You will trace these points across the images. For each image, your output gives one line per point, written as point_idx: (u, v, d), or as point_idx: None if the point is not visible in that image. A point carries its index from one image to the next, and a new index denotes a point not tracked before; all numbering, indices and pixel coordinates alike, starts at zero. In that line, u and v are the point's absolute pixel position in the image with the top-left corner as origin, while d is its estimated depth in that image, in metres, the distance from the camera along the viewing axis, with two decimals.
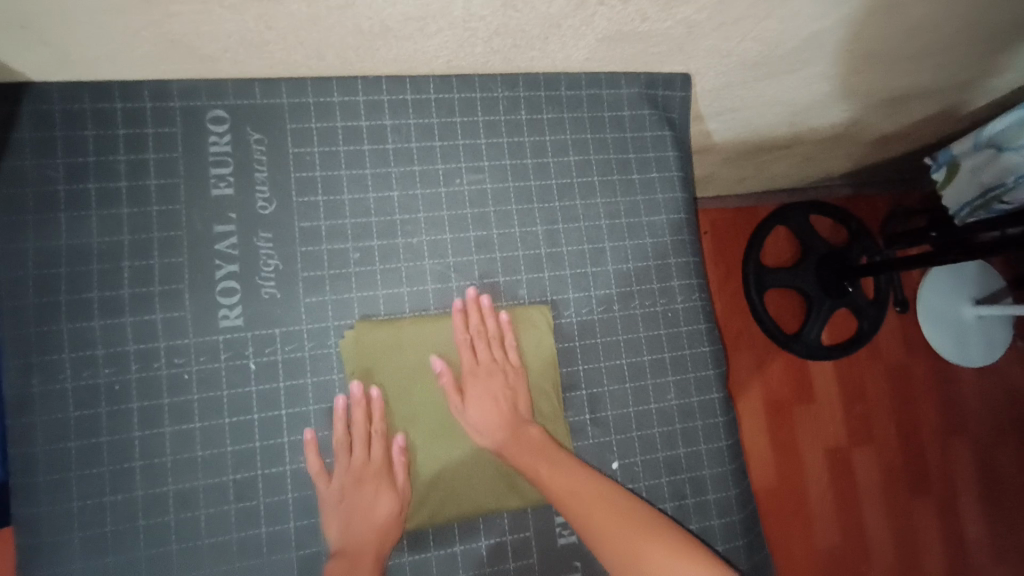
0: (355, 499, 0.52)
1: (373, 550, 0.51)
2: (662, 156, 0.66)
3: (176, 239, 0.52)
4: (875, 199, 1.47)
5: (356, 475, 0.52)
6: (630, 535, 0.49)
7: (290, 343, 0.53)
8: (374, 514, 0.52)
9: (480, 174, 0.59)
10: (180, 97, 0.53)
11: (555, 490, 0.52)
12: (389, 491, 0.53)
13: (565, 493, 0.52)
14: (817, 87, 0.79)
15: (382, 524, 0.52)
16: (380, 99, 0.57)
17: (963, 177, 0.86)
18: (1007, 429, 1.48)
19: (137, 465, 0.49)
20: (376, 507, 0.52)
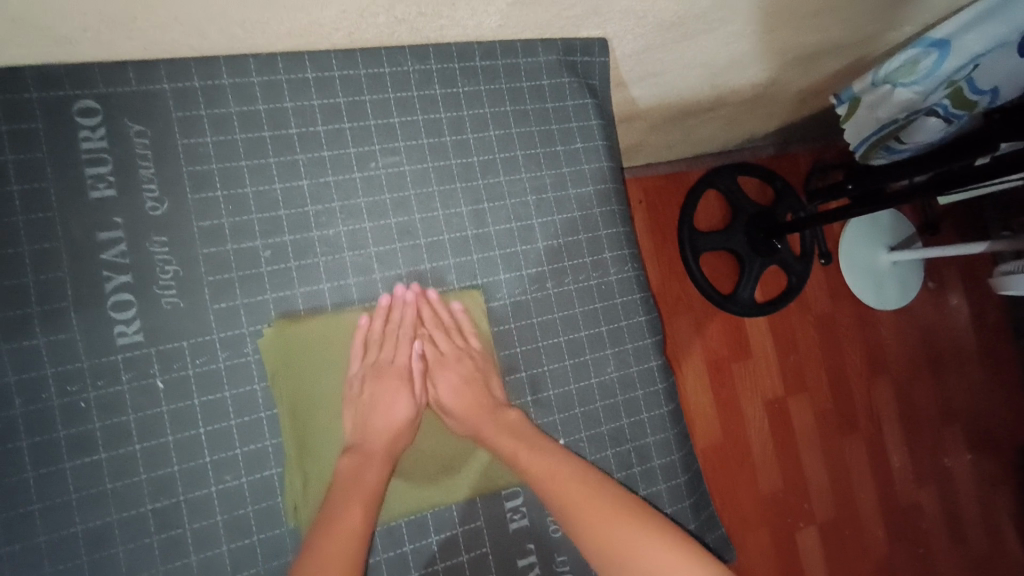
0: (376, 396, 0.54)
1: (388, 445, 0.53)
2: (586, 125, 0.64)
3: (52, 251, 0.46)
4: (797, 155, 1.53)
5: (379, 377, 0.55)
6: (601, 514, 0.49)
7: (200, 356, 0.48)
8: (390, 416, 0.54)
9: (396, 156, 0.56)
10: (37, 85, 0.46)
11: (535, 468, 0.52)
12: (409, 395, 0.56)
13: (535, 471, 0.52)
14: (734, 47, 0.79)
15: (398, 422, 0.54)
16: (276, 80, 0.52)
17: (862, 117, 0.94)
18: (923, 362, 1.61)
19: (34, 508, 0.44)
20: (393, 408, 0.54)
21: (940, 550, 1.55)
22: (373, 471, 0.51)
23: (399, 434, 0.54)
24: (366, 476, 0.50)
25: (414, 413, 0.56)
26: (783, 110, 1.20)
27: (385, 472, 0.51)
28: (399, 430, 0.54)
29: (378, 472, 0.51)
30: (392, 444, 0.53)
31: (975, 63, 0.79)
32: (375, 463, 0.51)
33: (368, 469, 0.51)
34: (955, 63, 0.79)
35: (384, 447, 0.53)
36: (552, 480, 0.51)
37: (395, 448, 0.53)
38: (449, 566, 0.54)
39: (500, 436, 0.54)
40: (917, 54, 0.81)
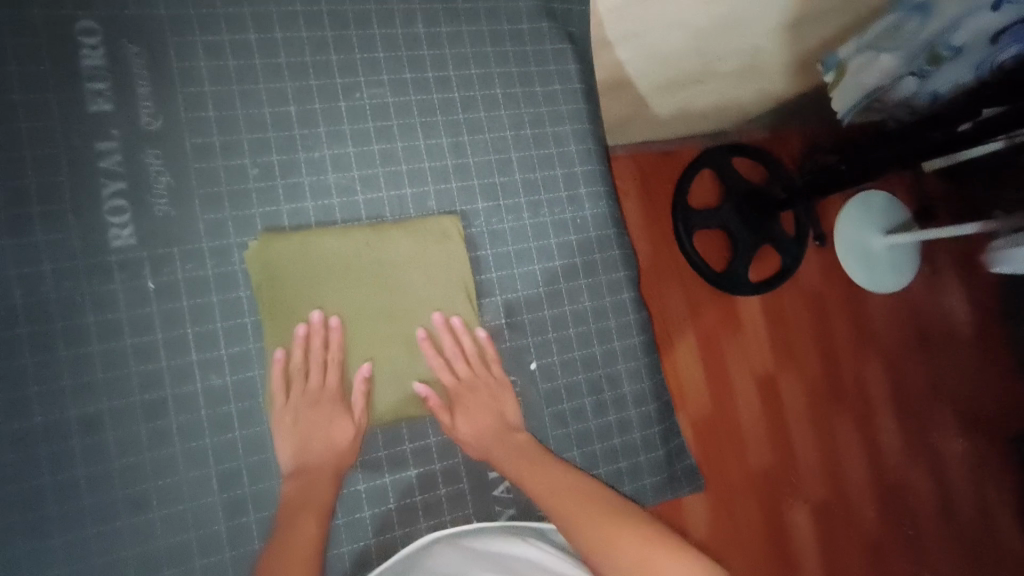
0: (315, 419, 0.53)
1: (333, 466, 0.52)
2: (564, 67, 0.66)
3: (54, 158, 0.49)
4: (790, 137, 1.56)
5: (313, 401, 0.53)
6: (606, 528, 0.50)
7: (189, 262, 0.52)
8: (331, 441, 0.53)
9: (381, 88, 0.59)
10: (44, 8, 0.50)
11: (543, 491, 0.53)
12: (347, 417, 0.54)
13: (549, 496, 0.53)
14: (716, 5, 0.81)
15: (339, 446, 0.53)
16: (267, 12, 0.55)
17: (847, 84, 0.96)
18: (915, 343, 1.62)
19: (30, 392, 0.47)
20: (333, 433, 0.53)
21: (929, 530, 1.55)
22: (321, 491, 0.50)
23: (343, 453, 0.53)
24: (312, 493, 0.50)
25: (354, 437, 0.54)
26: (774, 84, 1.22)
27: (331, 491, 0.51)
28: (346, 453, 0.53)
29: (326, 491, 0.51)
30: (338, 463, 0.53)
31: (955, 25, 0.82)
32: (321, 483, 0.51)
33: (316, 489, 0.50)
34: (937, 25, 0.83)
35: (327, 466, 0.52)
36: (560, 500, 0.52)
37: (342, 468, 0.53)
38: (423, 472, 0.56)
39: (516, 459, 0.55)
40: (900, 18, 0.86)
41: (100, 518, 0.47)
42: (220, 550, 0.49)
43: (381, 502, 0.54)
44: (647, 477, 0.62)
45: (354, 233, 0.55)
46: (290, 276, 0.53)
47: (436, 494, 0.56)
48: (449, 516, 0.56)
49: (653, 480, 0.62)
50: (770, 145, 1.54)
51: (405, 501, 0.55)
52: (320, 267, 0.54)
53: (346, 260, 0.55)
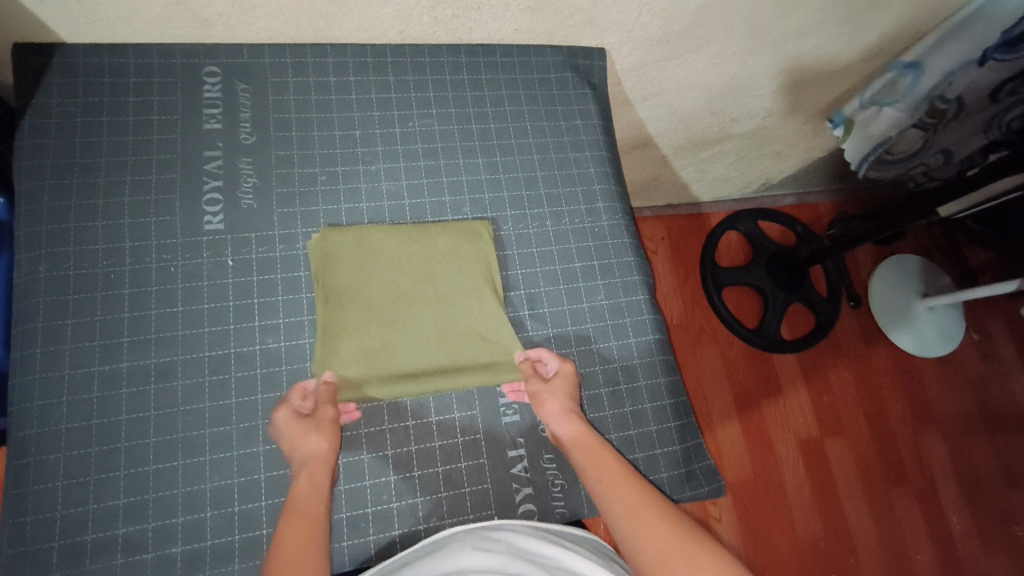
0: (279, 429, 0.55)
1: (304, 458, 0.54)
2: (585, 109, 0.78)
3: (171, 161, 0.62)
4: (817, 204, 1.61)
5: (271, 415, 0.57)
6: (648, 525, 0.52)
7: (263, 245, 0.61)
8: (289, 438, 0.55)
9: (429, 119, 0.71)
10: (182, 56, 0.65)
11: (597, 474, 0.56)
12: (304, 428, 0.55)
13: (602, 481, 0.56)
14: (723, 71, 0.93)
15: (299, 440, 0.55)
16: (346, 61, 0.70)
17: (857, 134, 1.07)
18: (978, 422, 1.49)
19: (124, 340, 0.56)
20: (288, 433, 0.55)
21: None
22: (301, 485, 0.53)
23: (307, 444, 0.55)
24: (295, 489, 0.53)
25: (311, 425, 0.55)
26: (792, 149, 1.30)
27: (313, 482, 0.53)
28: (308, 444, 0.54)
29: (305, 483, 0.53)
30: (307, 453, 0.54)
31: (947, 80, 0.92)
32: (297, 479, 0.53)
33: (297, 485, 0.53)
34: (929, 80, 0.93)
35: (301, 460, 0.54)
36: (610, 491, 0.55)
37: (312, 456, 0.54)
38: (446, 444, 0.60)
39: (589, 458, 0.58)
40: (895, 75, 0.95)
41: (164, 455, 0.54)
42: (258, 498, 0.54)
43: (405, 468, 0.58)
44: (664, 470, 0.64)
45: (400, 229, 0.64)
46: (342, 260, 0.61)
47: (457, 466, 0.60)
48: (468, 489, 0.59)
49: (670, 474, 0.64)
50: (797, 212, 1.59)
51: (427, 470, 0.59)
52: (370, 253, 0.62)
53: (397, 253, 0.63)
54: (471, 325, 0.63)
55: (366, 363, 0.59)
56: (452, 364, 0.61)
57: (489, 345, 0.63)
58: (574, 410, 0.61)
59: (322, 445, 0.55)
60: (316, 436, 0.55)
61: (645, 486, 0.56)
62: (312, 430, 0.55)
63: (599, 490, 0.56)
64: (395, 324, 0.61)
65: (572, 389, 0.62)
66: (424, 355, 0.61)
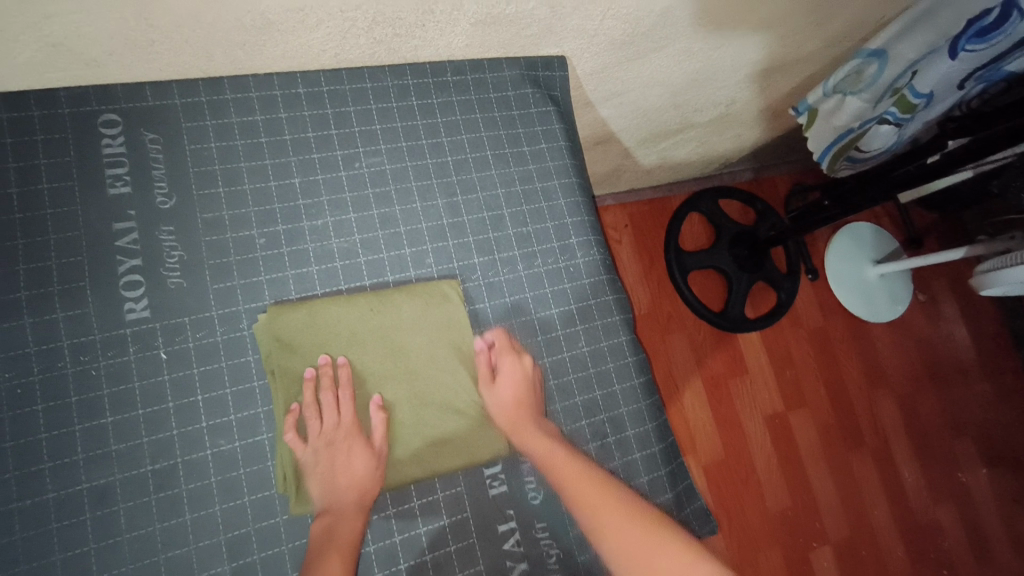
0: (334, 454, 0.53)
1: (356, 503, 0.53)
2: (549, 129, 0.71)
3: (74, 240, 0.52)
4: (775, 177, 1.59)
5: (332, 438, 0.53)
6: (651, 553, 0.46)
7: (201, 330, 0.54)
8: (353, 477, 0.53)
9: (378, 157, 0.63)
10: (69, 103, 0.54)
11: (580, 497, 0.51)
12: (361, 456, 0.53)
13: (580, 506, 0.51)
14: (687, 67, 0.87)
15: (361, 481, 0.53)
16: (272, 94, 0.60)
17: (820, 124, 1.08)
18: (925, 378, 1.58)
19: (46, 466, 0.48)
20: (353, 466, 0.53)
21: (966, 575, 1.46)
22: (346, 530, 0.51)
23: (365, 488, 0.53)
24: (339, 537, 0.51)
25: (376, 469, 0.54)
26: (753, 132, 1.27)
27: (356, 529, 0.52)
28: (369, 489, 0.53)
29: (352, 530, 0.51)
30: (360, 493, 0.53)
31: (912, 71, 0.90)
32: (342, 524, 0.51)
33: (340, 525, 0.51)
34: (893, 70, 0.92)
35: (352, 504, 0.53)
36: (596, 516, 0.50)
37: (365, 499, 0.53)
38: (430, 529, 0.56)
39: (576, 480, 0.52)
40: (861, 63, 0.95)
41: None
42: None
43: (391, 563, 0.54)
44: None
45: (359, 300, 0.57)
46: (299, 347, 0.55)
47: (447, 551, 0.56)
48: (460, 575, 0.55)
49: None
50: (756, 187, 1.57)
51: (416, 561, 0.55)
52: (327, 333, 0.55)
53: (356, 323, 0.56)
54: (443, 395, 0.58)
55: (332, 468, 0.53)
56: (429, 444, 0.56)
57: (466, 415, 0.58)
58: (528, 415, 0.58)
59: (375, 488, 0.54)
60: (374, 480, 0.54)
61: (613, 486, 0.52)
62: (372, 471, 0.54)
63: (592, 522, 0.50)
64: (363, 407, 0.56)
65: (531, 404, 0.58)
66: (409, 445, 0.56)
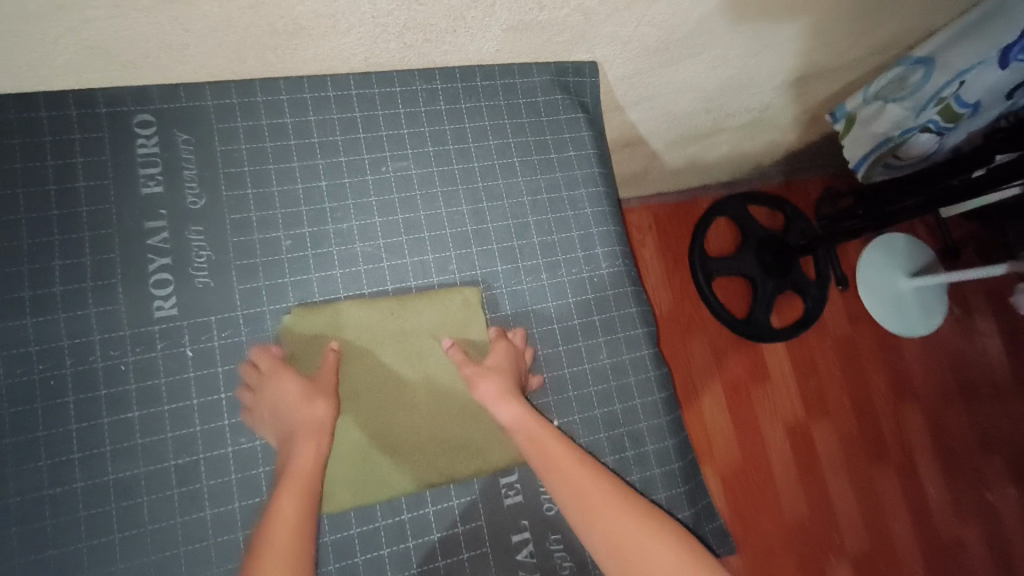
0: (271, 398, 0.53)
1: (309, 429, 0.52)
2: (578, 136, 0.70)
3: (107, 237, 0.54)
4: (808, 183, 1.55)
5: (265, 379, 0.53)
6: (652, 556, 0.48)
7: (226, 329, 0.55)
8: (296, 404, 0.52)
9: (405, 161, 0.63)
10: (106, 103, 0.55)
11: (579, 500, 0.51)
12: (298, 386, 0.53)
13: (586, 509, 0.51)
14: (721, 73, 0.85)
15: (302, 408, 0.52)
16: (302, 97, 0.60)
17: (859, 131, 1.02)
18: (958, 396, 1.52)
19: (75, 456, 0.50)
20: (285, 390, 0.53)
21: None
22: (303, 458, 0.50)
23: (310, 411, 0.52)
24: (291, 468, 0.50)
25: (318, 397, 0.53)
26: (786, 138, 1.24)
27: (311, 457, 0.51)
28: (316, 412, 0.52)
29: (309, 457, 0.51)
30: (309, 418, 0.52)
31: (960, 80, 0.86)
32: (293, 454, 0.51)
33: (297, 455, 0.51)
34: (941, 78, 0.88)
35: (302, 435, 0.51)
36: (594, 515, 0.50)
37: (317, 424, 0.52)
38: (445, 536, 0.56)
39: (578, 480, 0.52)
40: (904, 70, 0.91)
41: None
42: None
43: (403, 566, 0.54)
44: None
45: (380, 303, 0.58)
46: (317, 348, 0.56)
47: (459, 558, 0.56)
48: None
49: None
50: (787, 192, 1.53)
51: (428, 566, 0.55)
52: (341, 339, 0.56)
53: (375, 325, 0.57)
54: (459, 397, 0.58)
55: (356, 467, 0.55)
56: (444, 447, 0.57)
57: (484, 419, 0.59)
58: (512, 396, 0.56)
59: (326, 415, 0.52)
60: (325, 407, 0.52)
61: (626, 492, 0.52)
62: (318, 397, 0.53)
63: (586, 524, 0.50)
64: (306, 345, 0.56)
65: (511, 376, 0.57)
66: (421, 439, 0.57)
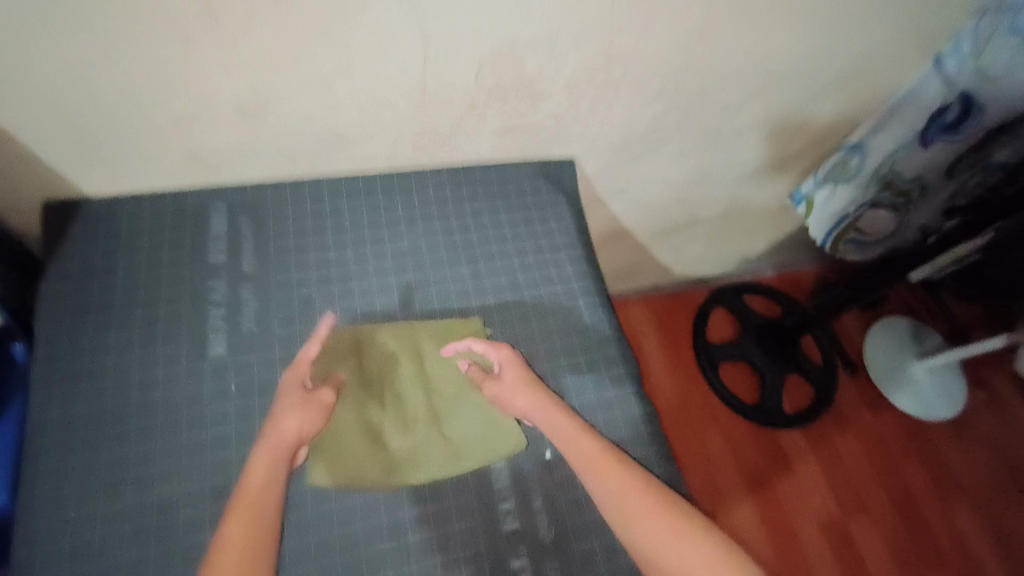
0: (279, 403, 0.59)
1: (280, 444, 0.56)
2: (559, 212, 0.83)
3: (179, 294, 0.67)
4: (798, 273, 1.65)
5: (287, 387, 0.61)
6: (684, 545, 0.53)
7: (265, 367, 0.65)
8: (276, 420, 0.57)
9: (417, 235, 0.77)
10: (191, 196, 0.72)
11: (614, 497, 0.56)
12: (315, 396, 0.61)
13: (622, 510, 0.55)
14: (682, 168, 1.02)
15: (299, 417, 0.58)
16: (339, 188, 0.77)
17: (819, 211, 1.15)
18: (1000, 480, 1.44)
19: (129, 475, 0.58)
20: (287, 400, 0.60)
21: None
22: (255, 472, 0.53)
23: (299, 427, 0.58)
24: (244, 481, 0.52)
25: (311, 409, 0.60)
26: (763, 228, 1.38)
27: (266, 472, 0.53)
28: (287, 430, 0.57)
29: (259, 471, 0.53)
30: (275, 436, 0.56)
31: (891, 159, 1.02)
32: (252, 465, 0.53)
33: (251, 469, 0.53)
34: (874, 159, 1.03)
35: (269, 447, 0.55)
36: (630, 514, 0.55)
37: (280, 443, 0.56)
38: (446, 560, 0.58)
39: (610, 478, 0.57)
40: (844, 157, 1.05)
41: None
42: None
43: None
44: None
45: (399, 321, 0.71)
46: (344, 355, 0.67)
47: None
48: None
49: None
50: (779, 282, 1.64)
51: None
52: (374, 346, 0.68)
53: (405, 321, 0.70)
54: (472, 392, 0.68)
55: (361, 465, 0.61)
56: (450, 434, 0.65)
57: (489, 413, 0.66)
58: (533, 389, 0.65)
59: (296, 432, 0.57)
60: (297, 424, 0.58)
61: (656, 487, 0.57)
62: (289, 415, 0.58)
63: (623, 523, 0.55)
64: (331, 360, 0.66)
65: (520, 371, 0.66)
66: (419, 442, 0.64)
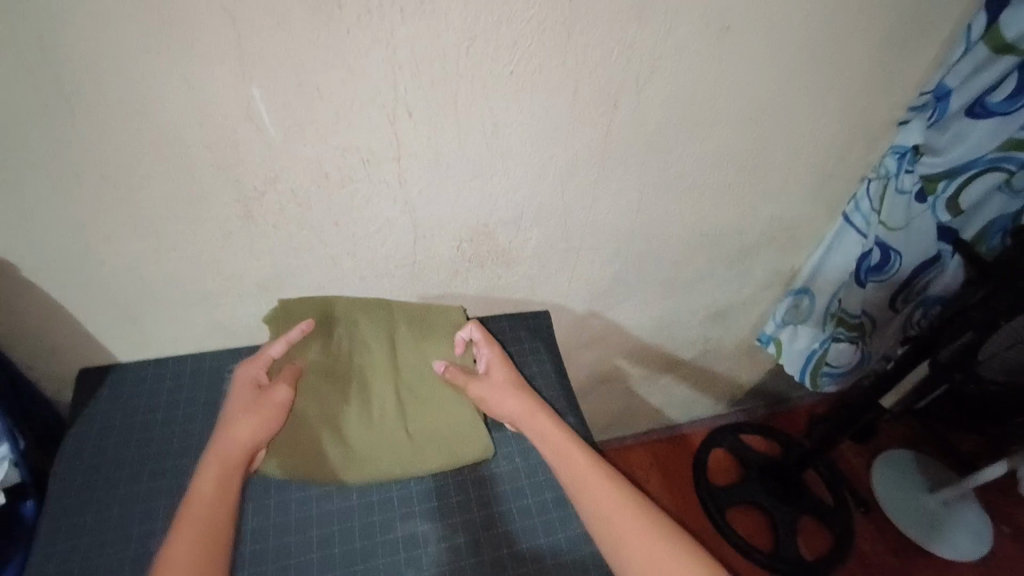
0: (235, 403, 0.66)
1: (231, 452, 0.61)
2: (539, 358, 0.89)
3: (187, 446, 0.73)
4: (792, 410, 1.69)
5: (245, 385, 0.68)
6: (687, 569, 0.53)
7: (258, 514, 0.67)
8: (226, 430, 0.62)
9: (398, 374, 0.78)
10: (212, 359, 0.82)
11: (601, 515, 0.58)
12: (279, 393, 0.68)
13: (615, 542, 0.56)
14: (650, 315, 1.13)
15: (262, 416, 0.65)
16: None
17: (788, 350, 1.26)
18: None
19: None
20: (248, 399, 0.66)
21: None
22: (202, 483, 0.57)
23: (251, 431, 0.64)
24: (193, 490, 0.56)
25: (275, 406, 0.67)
26: (743, 367, 1.45)
27: (212, 480, 0.57)
28: (239, 439, 0.62)
29: (206, 479, 0.57)
30: (223, 447, 0.61)
31: (837, 299, 1.14)
32: (198, 478, 0.57)
33: (199, 480, 0.57)
34: (821, 300, 1.17)
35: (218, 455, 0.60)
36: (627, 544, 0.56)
37: (225, 457, 0.60)
38: None
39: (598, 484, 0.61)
40: (795, 299, 1.20)
41: None
42: None
43: None
44: None
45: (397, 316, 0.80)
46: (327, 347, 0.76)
47: None
48: None
49: None
50: (774, 420, 1.66)
51: None
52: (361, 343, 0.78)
53: (382, 330, 0.79)
54: (432, 402, 0.77)
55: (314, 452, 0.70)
56: (406, 434, 0.74)
57: (440, 416, 0.75)
58: (506, 385, 0.73)
59: (245, 440, 0.63)
60: (246, 432, 0.63)
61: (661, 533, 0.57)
62: (237, 423, 0.63)
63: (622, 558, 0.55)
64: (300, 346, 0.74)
65: (505, 372, 0.75)
66: (373, 440, 0.72)
